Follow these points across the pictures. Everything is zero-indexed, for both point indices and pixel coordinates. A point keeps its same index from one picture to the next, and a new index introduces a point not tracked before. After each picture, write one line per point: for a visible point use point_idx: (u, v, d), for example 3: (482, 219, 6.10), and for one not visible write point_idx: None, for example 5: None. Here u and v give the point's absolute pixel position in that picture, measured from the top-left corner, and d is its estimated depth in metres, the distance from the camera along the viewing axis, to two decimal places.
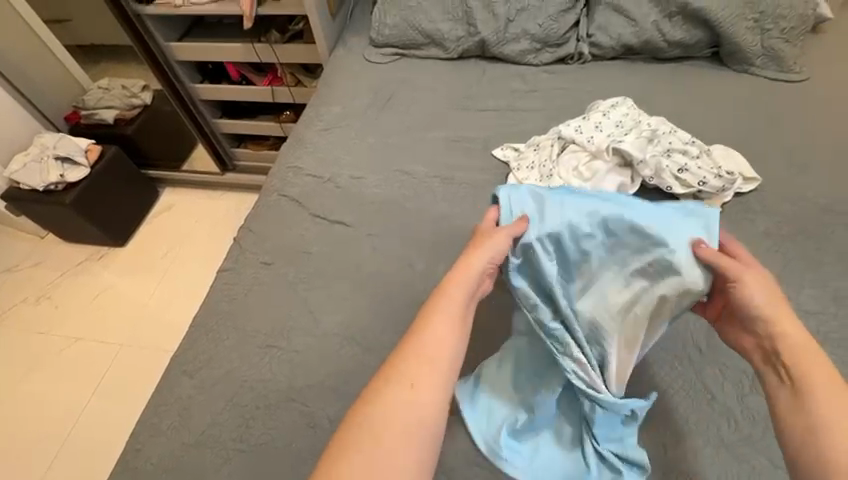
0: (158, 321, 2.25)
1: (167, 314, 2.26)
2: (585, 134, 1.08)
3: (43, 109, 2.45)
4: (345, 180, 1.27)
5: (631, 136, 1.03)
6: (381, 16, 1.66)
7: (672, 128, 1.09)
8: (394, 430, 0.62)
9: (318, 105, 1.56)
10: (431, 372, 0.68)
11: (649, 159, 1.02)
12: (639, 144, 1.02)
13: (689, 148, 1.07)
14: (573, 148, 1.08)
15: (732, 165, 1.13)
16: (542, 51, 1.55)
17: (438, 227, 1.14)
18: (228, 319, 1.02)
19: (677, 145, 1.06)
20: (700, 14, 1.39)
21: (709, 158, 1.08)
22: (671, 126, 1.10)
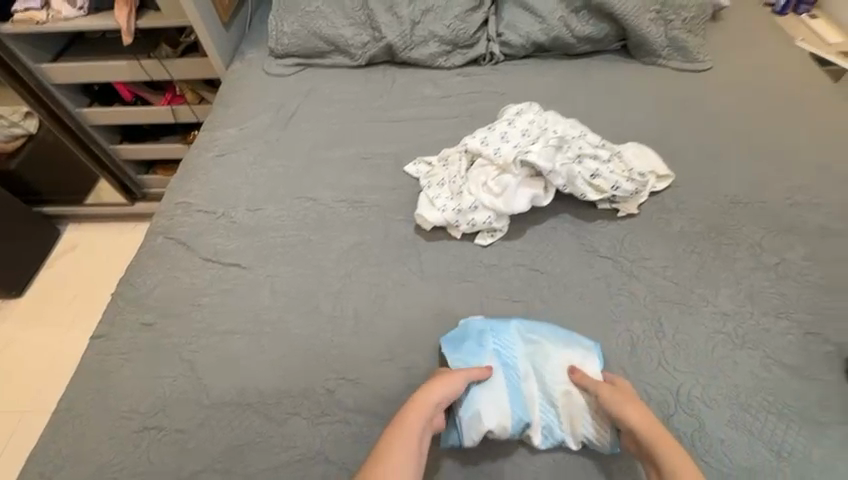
0: (63, 374, 1.99)
1: (71, 366, 2.00)
2: (490, 146, 0.99)
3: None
4: (241, 213, 1.13)
5: (538, 145, 0.96)
6: (278, 22, 1.51)
7: (580, 132, 1.03)
8: None
9: (212, 128, 1.39)
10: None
11: (559, 169, 0.96)
12: (547, 153, 0.95)
13: (599, 151, 1.02)
14: (481, 162, 1.00)
15: (644, 165, 1.10)
16: (453, 54, 1.47)
17: (346, 259, 1.03)
18: (99, 399, 0.86)
19: (586, 150, 1.00)
20: (604, 8, 1.37)
21: (620, 161, 1.03)
22: (579, 129, 1.04)
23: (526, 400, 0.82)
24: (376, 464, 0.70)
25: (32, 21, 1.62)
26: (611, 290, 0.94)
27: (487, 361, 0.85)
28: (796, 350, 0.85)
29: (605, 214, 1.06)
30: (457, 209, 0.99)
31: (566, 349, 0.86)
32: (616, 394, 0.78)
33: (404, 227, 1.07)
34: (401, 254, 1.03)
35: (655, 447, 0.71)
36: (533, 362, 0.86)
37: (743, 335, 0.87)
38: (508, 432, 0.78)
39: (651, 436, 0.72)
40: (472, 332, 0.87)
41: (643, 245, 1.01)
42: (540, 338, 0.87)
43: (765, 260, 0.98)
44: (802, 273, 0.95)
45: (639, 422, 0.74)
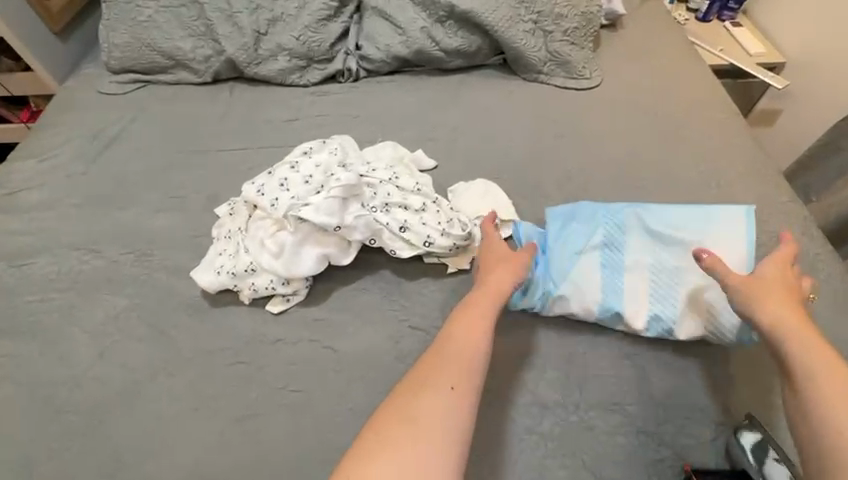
0: None
1: None
2: (270, 199, 0.86)
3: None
4: (1, 271, 0.93)
5: (318, 195, 0.82)
6: (108, 33, 1.31)
7: (387, 176, 0.89)
8: (415, 414, 0.59)
9: (14, 158, 1.18)
10: (458, 374, 0.64)
11: (349, 223, 0.82)
12: (326, 206, 0.81)
13: (408, 198, 0.87)
14: (260, 215, 0.86)
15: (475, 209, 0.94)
16: (309, 69, 1.28)
17: (105, 333, 0.83)
18: None
19: (391, 199, 0.87)
20: (469, 17, 1.19)
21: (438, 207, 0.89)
22: (388, 171, 0.90)
23: (620, 287, 0.80)
24: (448, 347, 0.67)
25: None
26: None
27: (588, 246, 0.84)
28: (621, 457, 0.68)
29: (431, 270, 0.88)
30: (233, 272, 0.83)
31: (683, 236, 0.82)
32: (749, 281, 0.71)
33: (190, 288, 0.88)
34: (173, 324, 0.84)
35: (790, 337, 0.64)
36: (651, 251, 0.82)
37: (562, 436, 0.69)
38: (593, 314, 0.78)
39: (778, 324, 0.65)
40: (561, 220, 0.87)
41: None
42: (647, 229, 0.84)
43: (610, 330, 0.80)
44: (650, 347, 0.78)
45: (766, 307, 0.67)
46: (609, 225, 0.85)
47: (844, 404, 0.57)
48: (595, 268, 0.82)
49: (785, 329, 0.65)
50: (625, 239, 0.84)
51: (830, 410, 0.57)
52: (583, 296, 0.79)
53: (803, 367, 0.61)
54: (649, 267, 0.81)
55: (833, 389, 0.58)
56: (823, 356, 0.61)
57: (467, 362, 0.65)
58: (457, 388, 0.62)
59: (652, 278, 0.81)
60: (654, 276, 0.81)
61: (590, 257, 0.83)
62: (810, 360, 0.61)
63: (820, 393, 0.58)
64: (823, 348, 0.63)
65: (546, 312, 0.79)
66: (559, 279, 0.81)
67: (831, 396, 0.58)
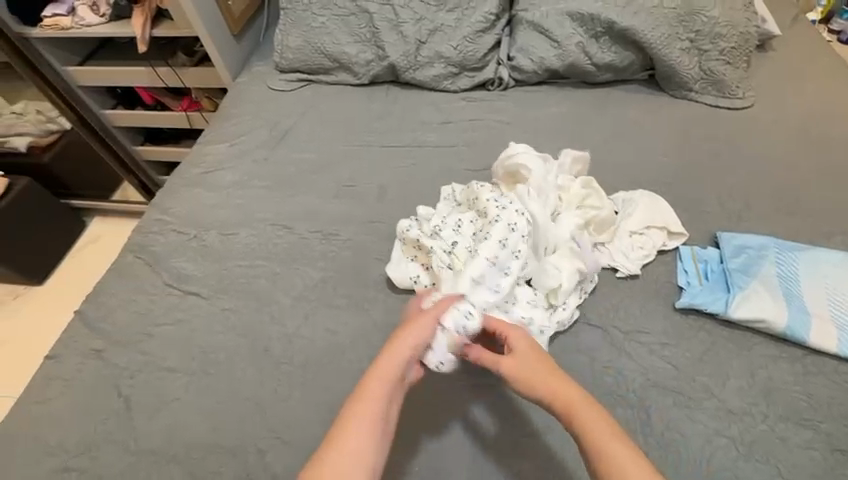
0: None
1: None
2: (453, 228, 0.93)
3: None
4: (213, 237, 1.09)
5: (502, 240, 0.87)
6: (283, 37, 1.47)
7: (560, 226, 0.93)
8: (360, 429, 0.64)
9: (205, 141, 1.36)
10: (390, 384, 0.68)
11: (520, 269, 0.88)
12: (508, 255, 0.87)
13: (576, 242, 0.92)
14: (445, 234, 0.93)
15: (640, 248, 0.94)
16: (460, 76, 1.37)
17: (307, 299, 0.95)
18: (31, 429, 0.83)
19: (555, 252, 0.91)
20: (627, 34, 1.23)
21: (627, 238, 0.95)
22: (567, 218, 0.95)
23: (802, 305, 0.82)
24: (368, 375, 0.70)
25: (57, 26, 1.68)
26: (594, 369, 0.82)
27: (765, 266, 0.87)
28: (817, 472, 0.69)
29: (602, 273, 0.93)
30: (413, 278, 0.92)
31: None
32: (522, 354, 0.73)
33: (375, 267, 0.99)
34: (366, 298, 0.94)
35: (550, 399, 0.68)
36: (831, 278, 0.84)
37: (752, 443, 0.72)
38: (776, 327, 0.81)
39: (542, 384, 0.69)
40: (734, 241, 0.92)
41: (642, 314, 0.87)
42: (824, 258, 0.87)
43: (791, 349, 0.81)
44: (838, 369, 0.78)
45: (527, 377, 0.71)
46: (783, 251, 0.89)
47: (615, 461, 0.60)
48: (774, 287, 0.85)
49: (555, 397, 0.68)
50: (802, 264, 0.86)
51: (607, 454, 0.61)
52: (765, 309, 0.82)
53: (578, 429, 0.64)
54: (831, 291, 0.83)
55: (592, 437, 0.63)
56: (582, 408, 0.66)
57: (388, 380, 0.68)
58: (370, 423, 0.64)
59: (835, 303, 0.82)
60: (838, 303, 0.82)
61: (769, 275, 0.86)
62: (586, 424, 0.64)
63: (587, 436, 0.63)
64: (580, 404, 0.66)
65: (727, 316, 0.83)
66: (727, 290, 0.87)
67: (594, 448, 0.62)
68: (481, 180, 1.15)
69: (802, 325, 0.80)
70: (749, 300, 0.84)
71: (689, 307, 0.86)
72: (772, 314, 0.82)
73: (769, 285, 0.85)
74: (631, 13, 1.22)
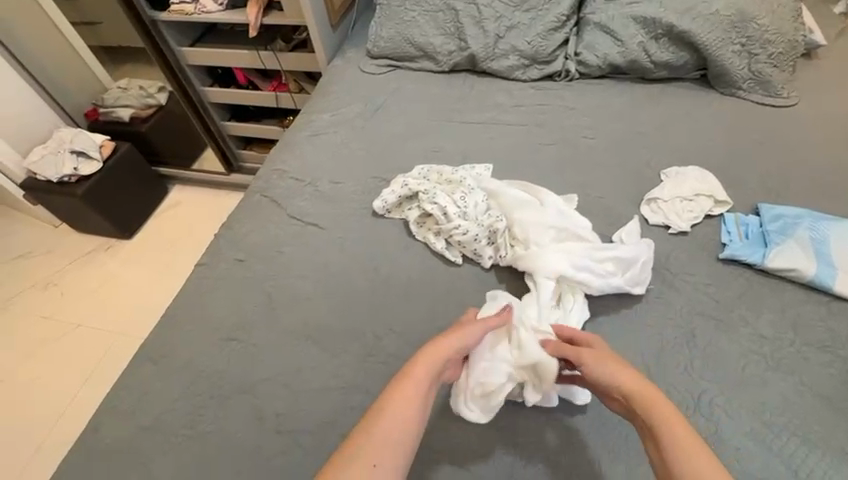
0: (146, 312, 2.40)
1: (155, 306, 2.41)
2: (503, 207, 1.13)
3: (58, 98, 2.60)
4: (325, 184, 1.32)
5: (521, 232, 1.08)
6: (377, 28, 1.71)
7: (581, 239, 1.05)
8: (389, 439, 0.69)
9: (309, 111, 1.61)
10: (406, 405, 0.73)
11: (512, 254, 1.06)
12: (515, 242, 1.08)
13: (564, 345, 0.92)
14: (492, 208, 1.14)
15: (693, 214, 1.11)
16: (530, 68, 1.58)
17: (407, 234, 1.16)
18: (195, 310, 1.06)
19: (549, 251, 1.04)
20: (685, 36, 1.41)
21: (679, 202, 1.12)
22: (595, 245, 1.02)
23: (831, 261, 0.97)
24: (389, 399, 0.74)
25: (183, 12, 1.99)
26: (649, 300, 0.99)
27: (800, 231, 1.03)
28: (834, 384, 0.85)
29: (656, 230, 1.11)
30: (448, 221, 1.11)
31: None
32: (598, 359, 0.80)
33: None
34: None
35: (631, 392, 0.73)
36: None
37: (780, 360, 0.88)
38: (806, 277, 0.97)
39: (620, 379, 0.75)
40: (773, 212, 1.08)
41: (689, 261, 1.04)
42: None
43: (818, 295, 0.96)
44: None
45: (609, 378, 0.76)
46: (816, 219, 1.05)
47: (702, 458, 0.62)
48: (807, 246, 1.00)
49: (634, 389, 0.73)
50: (833, 230, 1.01)
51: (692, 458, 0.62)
52: (797, 261, 0.98)
53: (654, 424, 0.68)
54: None
55: (671, 437, 0.66)
56: (659, 406, 0.70)
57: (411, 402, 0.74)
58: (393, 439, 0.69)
59: None
60: None
61: (803, 237, 1.01)
62: (663, 421, 0.68)
63: (666, 430, 0.67)
64: (660, 398, 0.71)
65: (764, 266, 1.00)
66: (765, 245, 1.02)
67: (676, 439, 0.65)
68: (550, 153, 1.35)
69: (830, 275, 0.96)
70: (784, 256, 1.00)
71: (731, 258, 1.03)
72: (804, 266, 0.97)
73: (803, 244, 1.00)
74: (689, 18, 1.40)
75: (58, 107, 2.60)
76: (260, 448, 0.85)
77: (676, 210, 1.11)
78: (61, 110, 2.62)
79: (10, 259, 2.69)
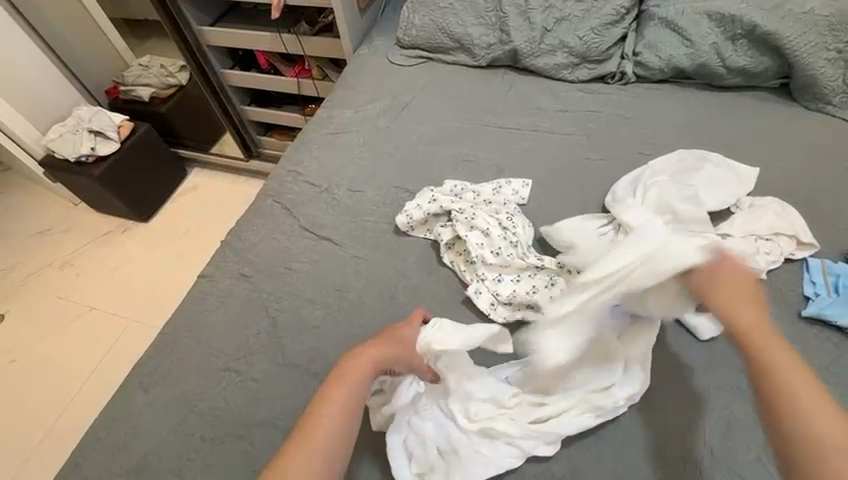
0: (158, 298, 2.35)
1: (167, 293, 2.36)
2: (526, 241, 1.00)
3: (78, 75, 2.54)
4: (342, 192, 1.19)
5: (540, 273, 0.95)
6: (410, 15, 1.55)
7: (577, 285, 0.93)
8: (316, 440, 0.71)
9: (330, 106, 1.47)
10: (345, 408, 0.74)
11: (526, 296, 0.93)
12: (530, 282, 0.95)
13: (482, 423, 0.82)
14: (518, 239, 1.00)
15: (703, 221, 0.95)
16: (579, 67, 1.39)
17: (430, 258, 1.03)
18: (193, 332, 0.96)
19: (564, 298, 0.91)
20: (769, 38, 1.20)
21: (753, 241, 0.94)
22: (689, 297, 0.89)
23: None
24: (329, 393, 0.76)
25: None
26: (713, 363, 0.83)
27: None
28: None
29: None
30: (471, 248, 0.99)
31: None
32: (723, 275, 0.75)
33: None
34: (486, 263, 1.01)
35: (747, 341, 0.69)
36: None
37: None
38: None
39: (747, 323, 0.70)
40: None
41: (764, 317, 0.88)
42: None
43: None
44: None
45: (737, 318, 0.71)
46: None
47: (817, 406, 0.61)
48: None
49: (751, 336, 0.69)
50: None
51: (802, 400, 0.61)
52: None
53: (774, 363, 0.65)
54: None
55: (790, 379, 0.63)
56: (775, 355, 0.66)
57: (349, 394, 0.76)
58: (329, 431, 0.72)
59: None
60: None
61: None
62: (769, 350, 0.67)
63: (776, 372, 0.64)
64: (779, 349, 0.67)
65: None
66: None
67: (787, 384, 0.63)
68: (599, 170, 1.18)
69: None
70: None
71: (819, 317, 0.86)
72: None
73: None
74: (776, 18, 1.19)
75: (78, 84, 2.54)
76: None
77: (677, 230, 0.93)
78: (81, 86, 2.55)
79: (30, 235, 2.69)
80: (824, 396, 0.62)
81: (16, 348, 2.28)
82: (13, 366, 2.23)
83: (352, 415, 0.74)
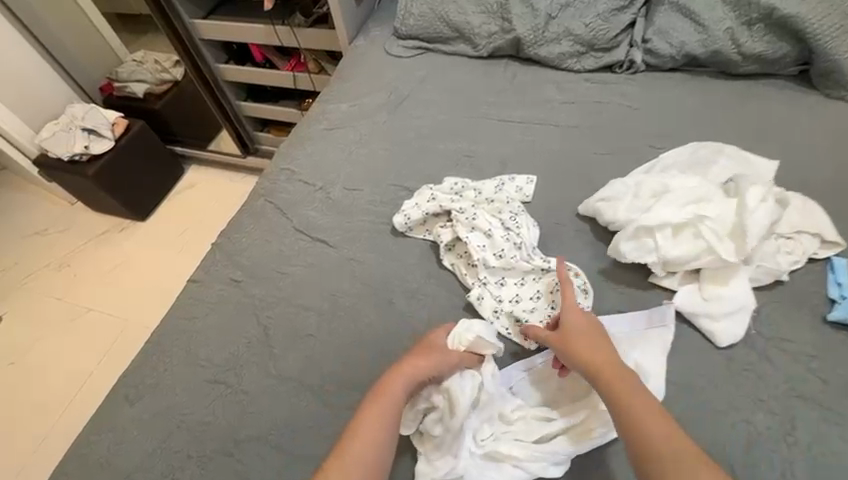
0: (156, 299, 2.31)
1: (165, 293, 2.32)
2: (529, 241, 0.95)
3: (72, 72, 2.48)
4: (337, 191, 1.14)
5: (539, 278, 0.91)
6: (407, 4, 1.48)
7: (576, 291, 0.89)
8: (356, 459, 0.69)
9: (325, 100, 1.41)
10: (384, 421, 0.73)
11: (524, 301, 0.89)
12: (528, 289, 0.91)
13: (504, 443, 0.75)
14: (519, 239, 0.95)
15: (763, 225, 0.83)
16: (586, 56, 1.32)
17: (430, 260, 0.98)
18: (182, 342, 0.92)
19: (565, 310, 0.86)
20: (789, 22, 1.12)
21: (777, 242, 0.88)
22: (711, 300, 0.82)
23: None
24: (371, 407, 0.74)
25: None
26: (733, 372, 0.78)
27: None
28: None
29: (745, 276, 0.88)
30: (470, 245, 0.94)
31: None
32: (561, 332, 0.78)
33: None
34: None
35: (597, 370, 0.72)
36: None
37: None
38: None
39: (597, 361, 0.73)
40: None
41: (786, 321, 0.82)
42: None
43: None
44: None
45: (587, 359, 0.74)
46: None
47: (663, 430, 0.65)
48: None
49: (601, 369, 0.72)
50: None
51: (646, 420, 0.66)
52: None
53: (617, 392, 0.69)
54: None
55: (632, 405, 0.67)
56: (620, 380, 0.70)
57: (391, 409, 0.74)
58: (371, 452, 0.70)
59: None
60: None
61: None
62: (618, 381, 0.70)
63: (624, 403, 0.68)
64: (621, 371, 0.72)
65: None
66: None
67: (632, 406, 0.67)
68: (607, 165, 1.11)
69: None
70: None
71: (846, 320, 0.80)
72: None
73: None
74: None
75: (72, 81, 2.48)
76: None
77: (721, 233, 0.84)
78: (75, 84, 2.50)
79: (26, 235, 2.65)
80: (661, 411, 0.67)
81: (14, 351, 2.26)
82: (10, 369, 2.20)
83: (393, 429, 0.73)
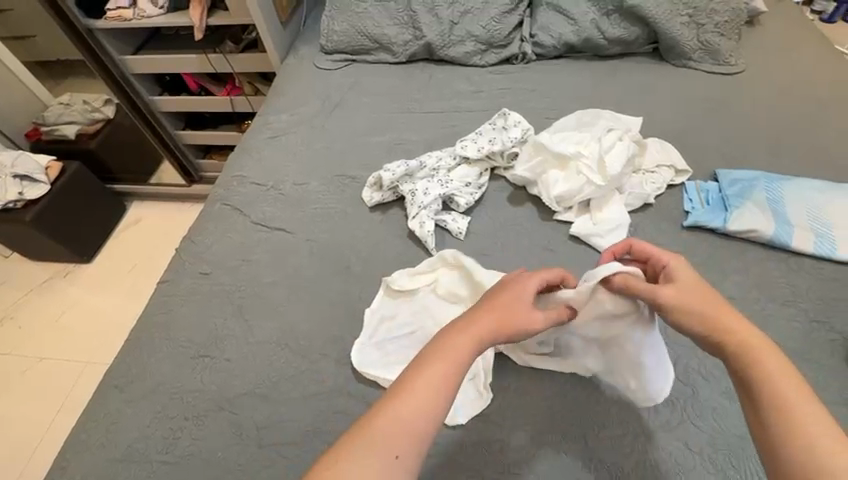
0: (114, 335, 2.28)
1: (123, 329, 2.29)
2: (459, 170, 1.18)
3: None
4: (288, 187, 1.27)
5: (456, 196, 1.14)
6: (330, 23, 1.66)
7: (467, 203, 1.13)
8: (414, 416, 0.60)
9: (266, 113, 1.55)
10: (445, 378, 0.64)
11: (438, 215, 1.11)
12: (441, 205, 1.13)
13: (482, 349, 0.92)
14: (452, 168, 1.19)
15: (621, 160, 1.07)
16: (488, 52, 1.56)
17: (378, 230, 1.14)
18: (161, 332, 1.01)
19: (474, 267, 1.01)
20: (635, 11, 1.42)
21: (640, 176, 1.13)
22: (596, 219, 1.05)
23: (785, 219, 1.01)
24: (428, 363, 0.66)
25: (121, 18, 1.88)
26: None
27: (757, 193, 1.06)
28: (799, 337, 0.88)
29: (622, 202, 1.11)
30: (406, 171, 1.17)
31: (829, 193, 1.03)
32: (679, 299, 0.70)
33: None
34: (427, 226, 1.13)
35: (724, 341, 0.65)
36: (806, 198, 1.03)
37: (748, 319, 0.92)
38: (766, 235, 1.00)
39: (715, 319, 0.67)
40: (728, 176, 1.11)
41: (655, 231, 1.06)
42: (799, 185, 1.06)
43: (782, 253, 1.00)
44: (814, 267, 0.98)
45: (707, 323, 0.67)
46: (770, 180, 1.08)
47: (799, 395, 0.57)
48: (765, 207, 1.03)
49: (718, 331, 0.66)
50: (784, 190, 1.05)
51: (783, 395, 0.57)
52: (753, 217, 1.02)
53: (747, 361, 0.62)
54: (807, 210, 1.01)
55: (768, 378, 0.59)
56: (757, 349, 0.63)
57: (456, 364, 0.66)
58: (428, 408, 0.61)
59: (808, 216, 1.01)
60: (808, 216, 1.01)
61: (761, 199, 1.05)
62: (748, 345, 0.63)
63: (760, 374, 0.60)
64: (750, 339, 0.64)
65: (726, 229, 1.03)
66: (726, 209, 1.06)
67: (766, 377, 0.60)
68: None
69: (781, 233, 1.00)
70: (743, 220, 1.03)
71: (695, 224, 1.05)
72: (761, 226, 1.01)
73: (761, 205, 1.04)
74: None
75: None
76: (241, 466, 0.82)
77: (594, 167, 1.08)
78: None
79: None
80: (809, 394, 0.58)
81: None
82: None
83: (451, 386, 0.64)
